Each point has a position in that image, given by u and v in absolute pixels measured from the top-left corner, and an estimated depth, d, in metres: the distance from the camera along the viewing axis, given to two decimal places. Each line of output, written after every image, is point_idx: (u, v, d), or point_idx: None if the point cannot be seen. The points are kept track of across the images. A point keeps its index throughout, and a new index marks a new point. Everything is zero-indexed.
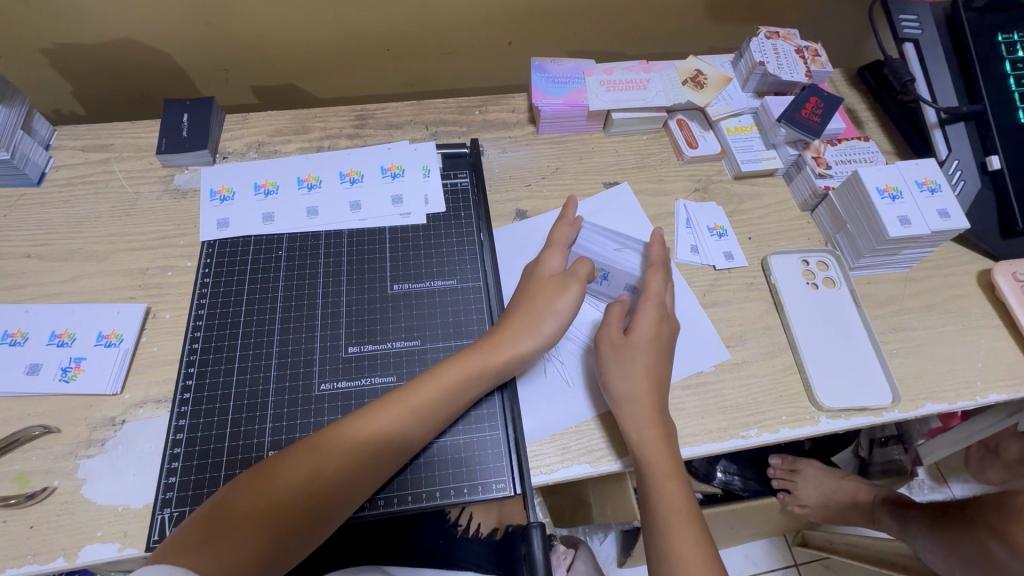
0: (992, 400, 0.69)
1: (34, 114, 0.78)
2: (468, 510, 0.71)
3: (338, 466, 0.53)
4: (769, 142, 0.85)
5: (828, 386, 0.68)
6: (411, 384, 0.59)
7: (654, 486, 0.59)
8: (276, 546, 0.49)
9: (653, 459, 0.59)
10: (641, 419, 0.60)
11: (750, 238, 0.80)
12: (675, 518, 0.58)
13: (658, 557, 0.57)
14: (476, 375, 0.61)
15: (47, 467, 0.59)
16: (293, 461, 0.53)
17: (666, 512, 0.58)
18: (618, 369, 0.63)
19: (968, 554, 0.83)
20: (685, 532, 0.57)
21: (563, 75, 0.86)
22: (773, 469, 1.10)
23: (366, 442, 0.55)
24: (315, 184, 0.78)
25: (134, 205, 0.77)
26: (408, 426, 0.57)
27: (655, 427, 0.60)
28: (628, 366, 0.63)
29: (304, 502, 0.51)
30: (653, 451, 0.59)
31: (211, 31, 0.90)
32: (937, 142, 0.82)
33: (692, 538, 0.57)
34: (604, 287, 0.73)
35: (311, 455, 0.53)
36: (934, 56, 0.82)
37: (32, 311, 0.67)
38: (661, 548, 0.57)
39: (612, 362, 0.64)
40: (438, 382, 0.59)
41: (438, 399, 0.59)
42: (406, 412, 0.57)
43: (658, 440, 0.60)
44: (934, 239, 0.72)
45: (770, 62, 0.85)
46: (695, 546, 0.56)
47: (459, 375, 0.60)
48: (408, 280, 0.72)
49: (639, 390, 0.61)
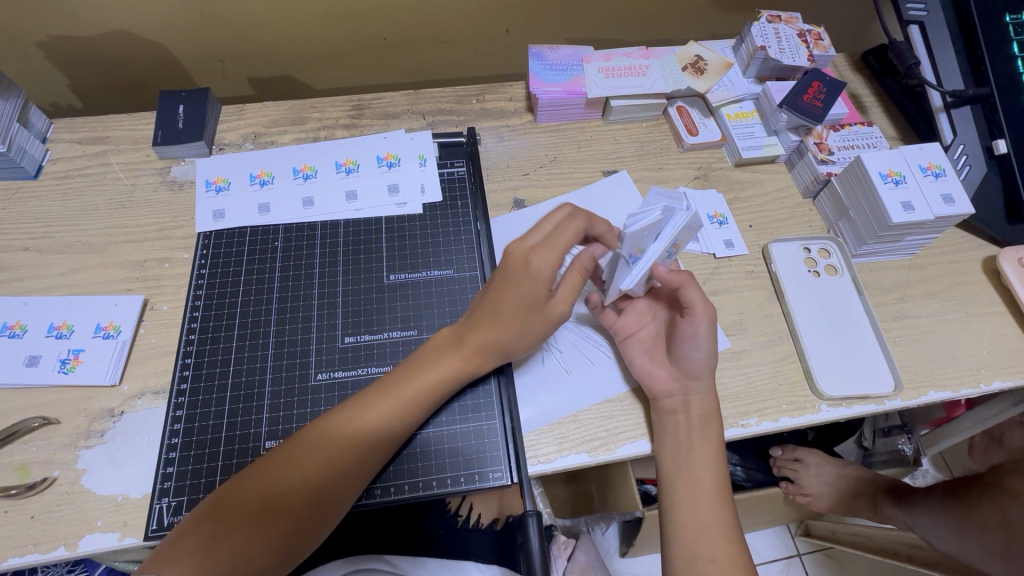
0: (996, 387, 0.69)
1: (30, 107, 0.77)
2: (468, 501, 0.74)
3: (341, 455, 0.54)
4: (771, 128, 0.84)
5: (829, 375, 0.68)
6: (399, 377, 0.58)
7: (698, 468, 0.59)
8: (292, 535, 0.52)
9: (704, 443, 0.60)
10: (700, 412, 0.61)
11: (750, 226, 0.79)
12: (709, 498, 0.59)
13: (694, 537, 0.57)
14: (455, 376, 0.60)
15: (47, 457, 0.59)
16: (294, 451, 0.53)
17: (701, 492, 0.59)
18: (702, 360, 0.62)
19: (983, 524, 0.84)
20: (720, 513, 0.58)
21: (561, 62, 0.84)
22: (774, 459, 1.09)
23: (366, 432, 0.55)
24: (311, 175, 0.77)
25: (131, 197, 0.77)
26: (399, 418, 0.57)
27: (712, 413, 0.61)
28: (712, 359, 0.62)
29: (308, 495, 0.52)
30: (705, 435, 0.60)
31: (205, 21, 0.89)
32: (942, 127, 0.81)
33: (728, 519, 0.58)
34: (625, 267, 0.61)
35: (314, 445, 0.54)
36: (940, 39, 0.81)
37: (32, 303, 0.67)
38: (696, 529, 0.57)
39: (702, 348, 0.61)
40: (424, 381, 0.58)
41: (421, 394, 0.58)
42: (399, 403, 0.57)
43: (710, 422, 0.61)
44: (937, 225, 0.71)
45: (772, 47, 0.84)
46: (728, 525, 0.58)
47: (443, 378, 0.59)
48: (405, 271, 0.72)
49: (707, 382, 0.62)
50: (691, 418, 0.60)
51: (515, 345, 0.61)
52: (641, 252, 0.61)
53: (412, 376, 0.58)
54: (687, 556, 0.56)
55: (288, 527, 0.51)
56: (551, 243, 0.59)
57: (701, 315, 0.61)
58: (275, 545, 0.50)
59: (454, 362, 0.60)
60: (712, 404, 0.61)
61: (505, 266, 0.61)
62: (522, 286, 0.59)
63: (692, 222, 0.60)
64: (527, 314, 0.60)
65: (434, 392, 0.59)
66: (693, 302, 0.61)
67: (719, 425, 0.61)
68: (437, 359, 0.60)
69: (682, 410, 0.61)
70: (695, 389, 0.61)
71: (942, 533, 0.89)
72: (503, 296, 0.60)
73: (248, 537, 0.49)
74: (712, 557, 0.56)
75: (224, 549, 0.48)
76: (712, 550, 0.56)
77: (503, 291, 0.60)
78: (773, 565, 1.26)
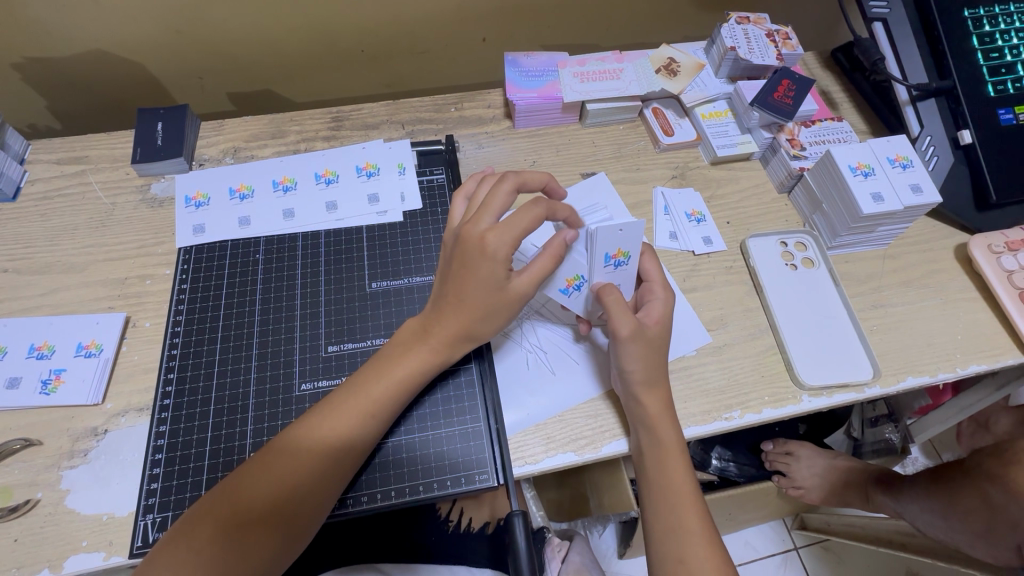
0: (973, 371, 0.70)
1: (7, 129, 0.77)
2: (459, 506, 0.77)
3: (340, 456, 0.55)
4: (744, 126, 0.86)
5: (809, 366, 0.69)
6: (368, 385, 0.57)
7: (670, 469, 0.59)
8: (287, 539, 0.52)
9: (672, 445, 0.59)
10: (660, 414, 0.59)
11: (728, 222, 0.80)
12: (685, 499, 0.59)
13: (666, 536, 0.58)
14: (423, 367, 0.60)
15: (30, 479, 0.59)
16: (290, 454, 0.54)
17: (674, 494, 0.59)
18: (634, 375, 0.60)
19: (969, 507, 0.85)
20: (690, 514, 0.58)
21: (536, 68, 0.85)
22: (767, 453, 1.10)
23: (358, 433, 0.56)
24: (291, 186, 0.78)
25: (111, 215, 0.77)
26: (372, 421, 0.57)
27: (666, 412, 0.60)
28: (643, 377, 0.60)
29: (308, 499, 0.53)
30: (670, 437, 0.59)
31: (183, 39, 0.90)
32: (909, 120, 0.83)
33: (697, 519, 0.58)
34: (571, 299, 0.65)
35: (310, 450, 0.54)
36: (903, 34, 0.82)
37: (12, 325, 0.67)
38: (666, 529, 0.58)
39: (633, 367, 0.60)
40: (393, 377, 0.58)
41: (396, 390, 0.58)
42: (369, 405, 0.57)
43: (663, 425, 0.59)
44: (907, 214, 0.73)
45: (741, 47, 0.85)
46: (700, 523, 0.58)
47: (416, 360, 0.59)
48: (386, 278, 0.72)
49: (657, 382, 0.60)
50: (654, 420, 0.59)
51: (480, 284, 0.58)
52: (576, 279, 0.64)
53: (385, 372, 0.58)
54: (663, 555, 0.57)
55: (286, 530, 0.52)
56: (487, 205, 0.58)
57: (626, 337, 0.60)
58: (274, 546, 0.51)
59: (420, 349, 0.60)
60: (663, 403, 0.60)
61: (458, 249, 0.58)
62: (477, 266, 0.57)
63: (611, 228, 0.62)
64: (468, 246, 0.57)
65: (405, 392, 0.59)
66: (617, 323, 0.60)
67: (675, 425, 0.60)
68: (407, 352, 0.60)
69: (635, 411, 0.60)
70: (636, 396, 0.60)
71: (929, 518, 0.91)
72: (464, 283, 0.58)
73: (251, 542, 0.50)
74: (681, 559, 0.56)
75: (219, 557, 0.49)
76: (682, 551, 0.56)
77: (465, 273, 0.58)
78: (770, 560, 1.27)
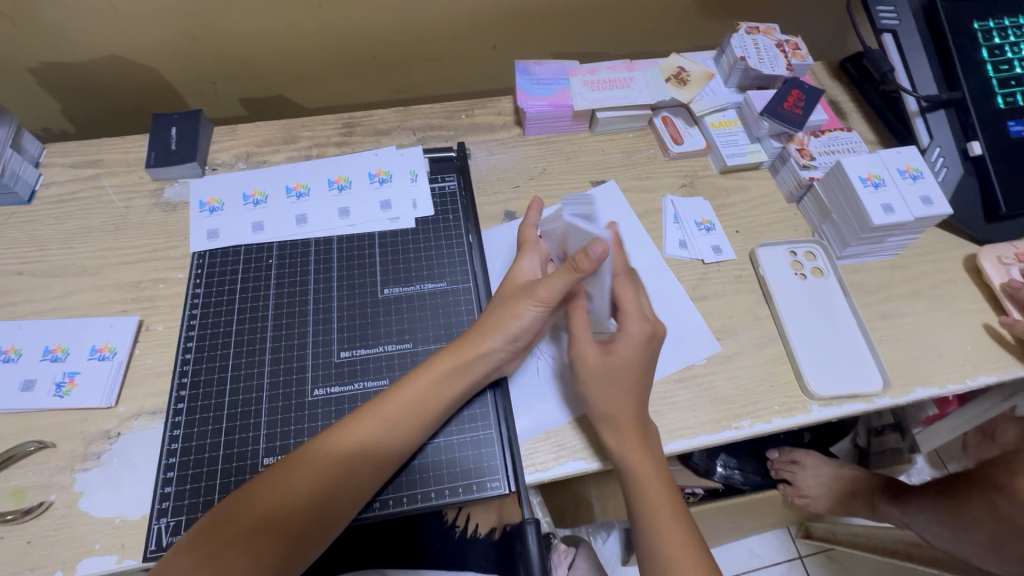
0: (982, 382, 0.70)
1: (23, 133, 0.78)
2: (466, 512, 0.75)
3: (356, 465, 0.55)
4: (754, 135, 0.86)
5: (819, 376, 0.69)
6: (388, 397, 0.59)
7: (648, 485, 0.59)
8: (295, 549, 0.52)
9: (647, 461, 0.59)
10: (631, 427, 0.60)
11: (737, 231, 0.81)
12: (669, 515, 0.58)
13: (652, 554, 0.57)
14: (443, 383, 0.61)
15: (43, 482, 0.59)
16: (307, 462, 0.54)
17: (655, 511, 0.58)
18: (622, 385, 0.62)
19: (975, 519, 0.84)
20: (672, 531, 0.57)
21: (547, 76, 0.86)
22: (773, 461, 1.11)
23: (375, 443, 0.57)
24: (303, 192, 0.78)
25: (124, 219, 0.77)
26: (390, 433, 0.58)
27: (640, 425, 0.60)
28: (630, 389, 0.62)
29: (320, 507, 0.53)
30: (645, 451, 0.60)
31: (197, 44, 0.91)
32: (919, 131, 0.83)
33: (681, 535, 0.57)
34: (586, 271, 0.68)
35: (328, 458, 0.55)
36: (912, 45, 0.83)
37: (26, 327, 0.67)
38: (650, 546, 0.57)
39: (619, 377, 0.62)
40: (412, 390, 0.59)
41: (415, 403, 0.59)
42: (388, 416, 0.58)
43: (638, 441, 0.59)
44: (917, 225, 0.73)
45: (750, 57, 0.86)
46: (681, 539, 0.57)
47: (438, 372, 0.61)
48: (399, 284, 0.73)
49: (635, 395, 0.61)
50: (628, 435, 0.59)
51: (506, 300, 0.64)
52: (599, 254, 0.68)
53: (406, 385, 0.60)
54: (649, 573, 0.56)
55: (295, 538, 0.52)
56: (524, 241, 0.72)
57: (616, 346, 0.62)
58: (280, 555, 0.51)
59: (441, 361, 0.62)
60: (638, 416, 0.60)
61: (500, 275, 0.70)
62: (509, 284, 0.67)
63: None
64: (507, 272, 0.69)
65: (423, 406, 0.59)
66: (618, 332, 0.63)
67: (653, 440, 0.61)
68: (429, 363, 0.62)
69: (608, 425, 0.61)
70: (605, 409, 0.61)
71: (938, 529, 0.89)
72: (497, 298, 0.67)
73: (259, 548, 0.50)
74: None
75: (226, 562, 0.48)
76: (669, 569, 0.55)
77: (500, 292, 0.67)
78: (775, 568, 1.27)
